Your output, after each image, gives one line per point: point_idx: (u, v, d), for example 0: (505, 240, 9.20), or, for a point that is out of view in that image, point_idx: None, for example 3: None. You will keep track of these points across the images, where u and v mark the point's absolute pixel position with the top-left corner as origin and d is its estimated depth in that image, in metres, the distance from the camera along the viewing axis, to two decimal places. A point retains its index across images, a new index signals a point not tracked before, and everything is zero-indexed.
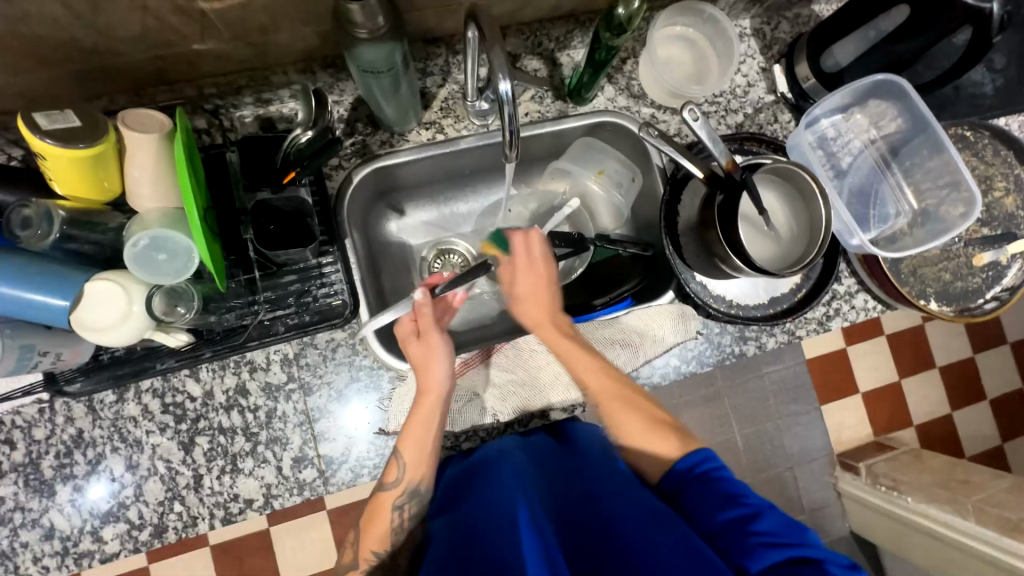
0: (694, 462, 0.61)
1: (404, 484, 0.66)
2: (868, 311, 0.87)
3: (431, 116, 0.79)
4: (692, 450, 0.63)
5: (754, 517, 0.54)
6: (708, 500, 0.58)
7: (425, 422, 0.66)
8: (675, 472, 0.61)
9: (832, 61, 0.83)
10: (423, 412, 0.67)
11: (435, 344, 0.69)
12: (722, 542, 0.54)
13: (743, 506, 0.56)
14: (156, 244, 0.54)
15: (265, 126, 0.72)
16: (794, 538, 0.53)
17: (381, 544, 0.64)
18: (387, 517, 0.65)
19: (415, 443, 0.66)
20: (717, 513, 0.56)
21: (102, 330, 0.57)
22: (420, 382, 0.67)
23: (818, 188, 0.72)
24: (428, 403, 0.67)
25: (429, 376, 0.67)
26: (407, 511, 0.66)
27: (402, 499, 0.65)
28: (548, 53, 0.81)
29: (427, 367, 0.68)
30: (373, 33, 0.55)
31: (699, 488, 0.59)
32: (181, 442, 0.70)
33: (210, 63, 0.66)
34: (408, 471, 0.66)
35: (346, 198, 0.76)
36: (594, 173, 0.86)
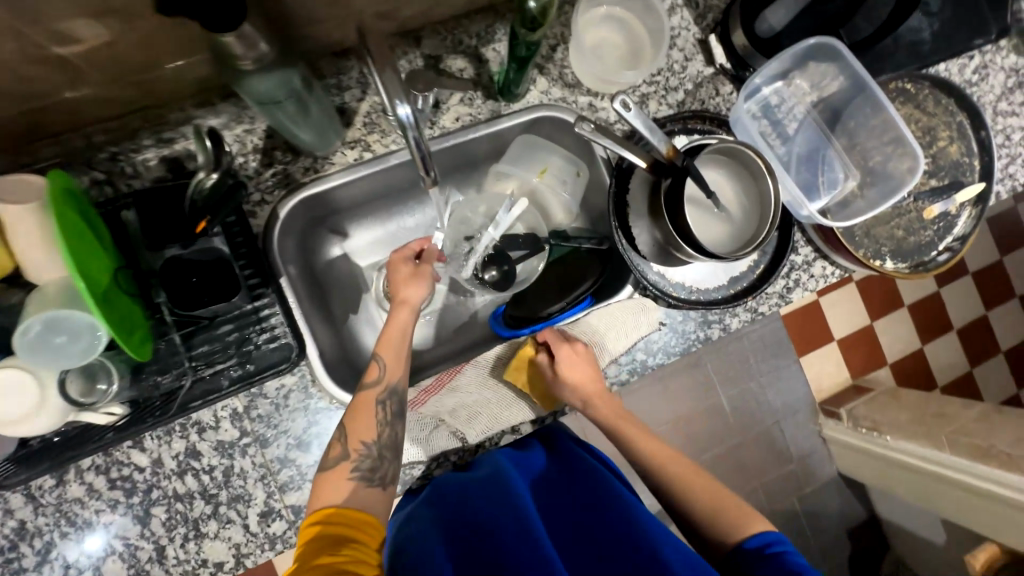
0: (766, 540, 0.57)
1: (383, 381, 0.64)
2: (827, 278, 0.86)
3: (355, 134, 0.74)
4: (761, 530, 0.59)
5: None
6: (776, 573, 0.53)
7: (400, 329, 0.68)
8: (743, 550, 0.57)
9: (766, 26, 0.79)
10: (398, 316, 0.69)
11: (425, 269, 0.73)
12: None
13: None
14: (51, 327, 0.49)
15: (173, 168, 0.66)
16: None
17: (369, 435, 0.61)
18: (371, 408, 0.62)
19: (393, 346, 0.67)
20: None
21: (19, 421, 0.54)
22: (396, 295, 0.70)
23: (765, 165, 0.70)
24: (401, 312, 0.69)
25: (410, 290, 0.71)
26: (389, 409, 0.63)
27: (384, 395, 0.64)
28: (471, 50, 0.76)
29: (408, 281, 0.71)
30: (258, 61, 0.49)
31: (771, 565, 0.54)
32: (136, 516, 0.66)
33: (91, 109, 0.59)
34: (388, 369, 0.65)
35: (275, 235, 0.71)
36: (538, 172, 0.83)
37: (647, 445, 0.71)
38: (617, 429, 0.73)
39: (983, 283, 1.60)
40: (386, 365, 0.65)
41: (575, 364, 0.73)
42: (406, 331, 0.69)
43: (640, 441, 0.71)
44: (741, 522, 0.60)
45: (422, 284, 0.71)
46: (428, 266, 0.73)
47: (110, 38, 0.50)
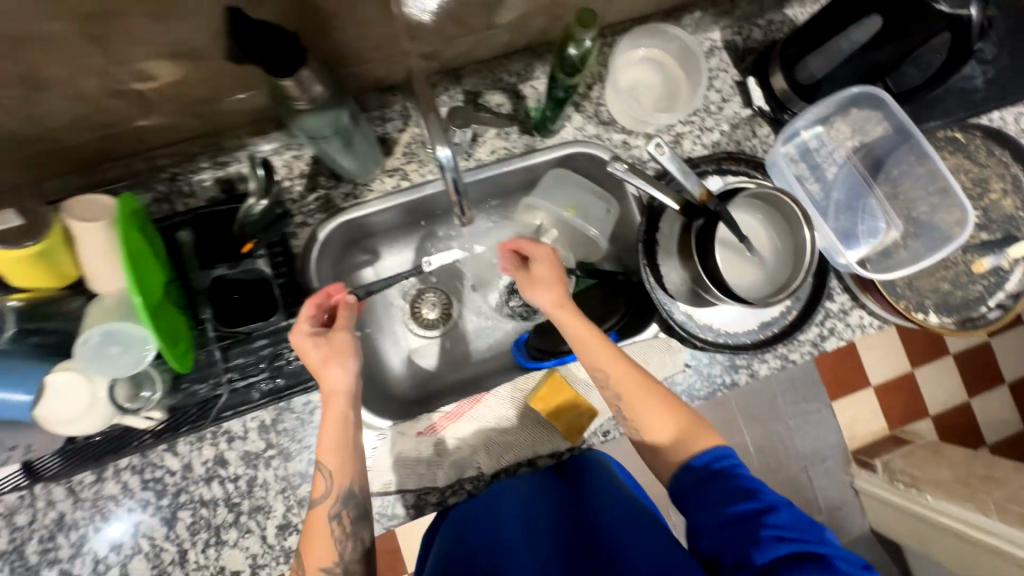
0: (711, 457, 0.57)
1: (334, 492, 0.61)
2: (865, 328, 0.83)
3: (394, 163, 0.77)
4: (713, 446, 0.59)
5: (766, 511, 0.51)
6: (718, 498, 0.53)
7: (335, 427, 0.62)
8: (692, 469, 0.58)
9: (807, 73, 0.77)
10: (330, 416, 0.62)
11: (338, 340, 0.63)
12: (729, 533, 0.51)
13: (756, 500, 0.52)
14: (110, 337, 0.54)
15: (226, 188, 0.71)
16: (810, 534, 0.50)
17: (332, 560, 0.59)
18: (325, 530, 0.60)
19: (331, 443, 0.61)
20: (724, 508, 0.52)
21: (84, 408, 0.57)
22: (322, 387, 0.62)
23: (802, 213, 0.69)
24: (330, 408, 0.61)
25: (330, 377, 0.62)
26: (347, 517, 0.62)
27: (338, 506, 0.61)
28: (510, 87, 0.79)
29: (324, 369, 0.62)
30: (313, 102, 0.53)
31: (709, 483, 0.55)
32: (164, 517, 0.69)
33: (159, 136, 0.64)
34: (335, 478, 0.61)
35: (314, 256, 0.74)
36: (568, 209, 0.81)
37: (652, 410, 0.62)
38: (626, 395, 0.63)
39: None
40: (331, 476, 0.61)
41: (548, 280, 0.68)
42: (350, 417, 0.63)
43: (648, 414, 0.62)
44: (689, 438, 0.60)
45: (344, 365, 0.62)
46: (342, 334, 0.63)
47: (183, 76, 0.55)
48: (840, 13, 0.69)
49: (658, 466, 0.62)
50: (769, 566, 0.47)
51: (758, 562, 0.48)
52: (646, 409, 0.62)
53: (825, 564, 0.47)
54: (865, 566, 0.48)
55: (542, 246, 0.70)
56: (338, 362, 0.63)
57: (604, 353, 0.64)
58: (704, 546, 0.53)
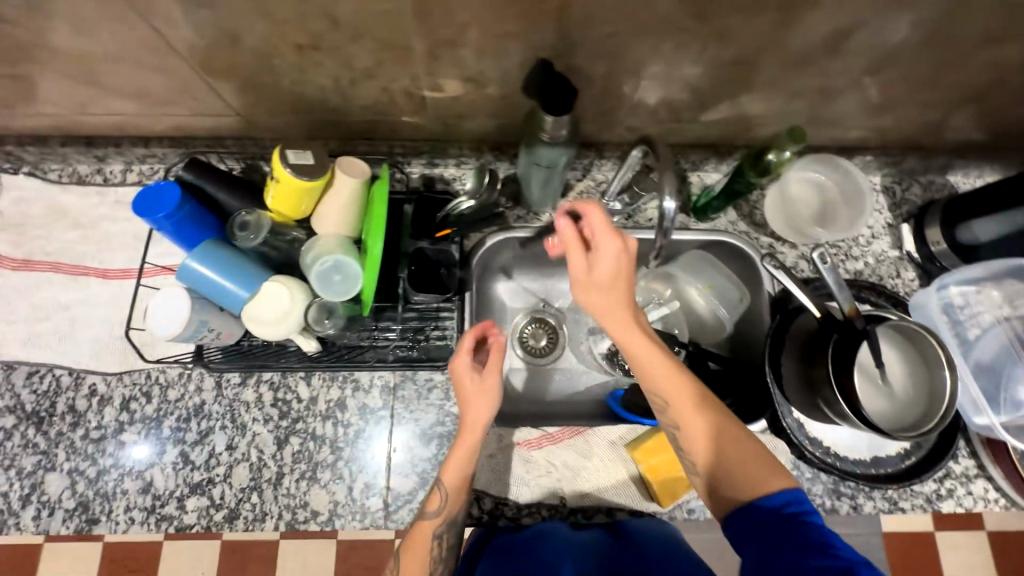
0: (784, 500, 0.55)
1: (444, 513, 0.66)
2: (989, 503, 0.77)
3: (565, 204, 0.89)
4: (782, 488, 0.56)
5: (844, 571, 0.48)
6: (791, 547, 0.51)
7: (464, 457, 0.68)
8: (757, 507, 0.55)
9: (969, 234, 0.82)
10: (461, 447, 0.68)
11: (490, 381, 0.71)
12: None
13: (832, 558, 0.49)
14: (336, 267, 0.66)
15: (427, 184, 0.86)
16: None
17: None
18: (427, 545, 0.65)
19: (454, 472, 0.67)
20: (801, 561, 0.50)
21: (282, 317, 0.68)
22: (464, 417, 0.69)
23: (946, 357, 0.70)
24: (466, 440, 0.68)
25: (474, 411, 0.69)
26: (445, 541, 0.66)
27: (441, 529, 0.66)
28: (681, 171, 0.89)
29: (472, 403, 0.69)
30: (554, 138, 0.66)
31: (780, 528, 0.53)
32: (277, 437, 0.76)
33: (407, 131, 0.80)
34: (448, 501, 0.67)
35: (475, 258, 0.85)
36: (702, 286, 0.91)
37: (694, 429, 0.61)
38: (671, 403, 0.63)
39: None
40: (446, 496, 0.67)
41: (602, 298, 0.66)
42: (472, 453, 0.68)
43: (689, 426, 0.61)
44: (749, 477, 0.57)
45: (488, 405, 0.69)
46: (493, 377, 0.70)
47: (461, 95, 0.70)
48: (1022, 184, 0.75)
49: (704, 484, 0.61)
50: None
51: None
52: (709, 450, 0.60)
53: None
54: None
55: (618, 239, 0.65)
56: (483, 401, 0.69)
57: (658, 368, 0.64)
58: None
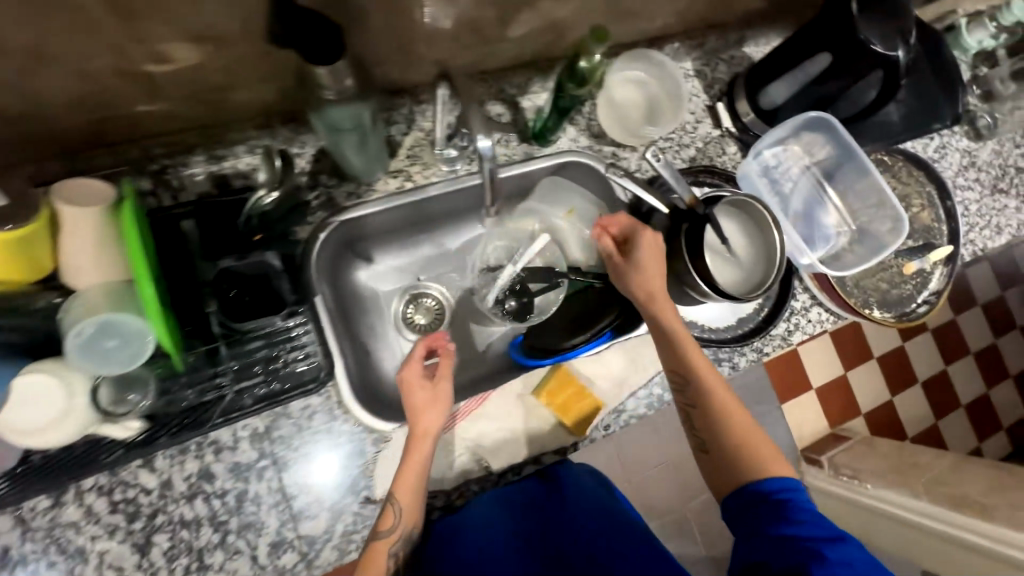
0: (774, 488, 0.65)
1: (399, 529, 0.63)
2: (823, 323, 0.93)
3: (398, 164, 0.78)
4: (780, 475, 0.66)
5: (828, 540, 0.60)
6: (770, 519, 0.63)
7: (418, 467, 0.66)
8: (749, 492, 0.66)
9: (769, 100, 0.89)
10: (415, 455, 0.66)
11: (440, 389, 0.70)
12: (786, 554, 0.60)
13: (825, 531, 0.61)
14: (105, 330, 0.49)
15: (219, 183, 0.68)
16: (865, 574, 0.58)
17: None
18: (384, 563, 0.61)
19: (409, 481, 0.65)
20: (781, 528, 0.62)
21: (53, 419, 0.52)
22: (414, 425, 0.67)
23: (769, 215, 0.79)
24: (419, 447, 0.66)
25: (427, 419, 0.68)
26: (399, 557, 0.64)
27: (396, 545, 0.63)
28: (510, 98, 0.83)
29: (423, 411, 0.68)
30: (341, 94, 0.54)
31: (766, 506, 0.64)
32: (135, 544, 0.61)
33: (155, 124, 0.61)
34: (403, 516, 0.64)
35: (313, 255, 0.73)
36: (564, 212, 0.91)
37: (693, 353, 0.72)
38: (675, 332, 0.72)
39: (944, 339, 1.74)
40: (402, 513, 0.64)
41: (652, 261, 0.74)
42: (428, 459, 0.67)
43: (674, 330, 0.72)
44: (761, 466, 0.67)
45: (441, 410, 0.68)
46: (445, 383, 0.70)
47: (201, 61, 0.53)
48: (807, 39, 0.80)
49: (720, 476, 0.70)
50: None
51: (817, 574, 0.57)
52: (705, 384, 0.70)
53: None
54: None
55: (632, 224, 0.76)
56: (434, 409, 0.69)
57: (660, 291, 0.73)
58: (754, 552, 0.63)
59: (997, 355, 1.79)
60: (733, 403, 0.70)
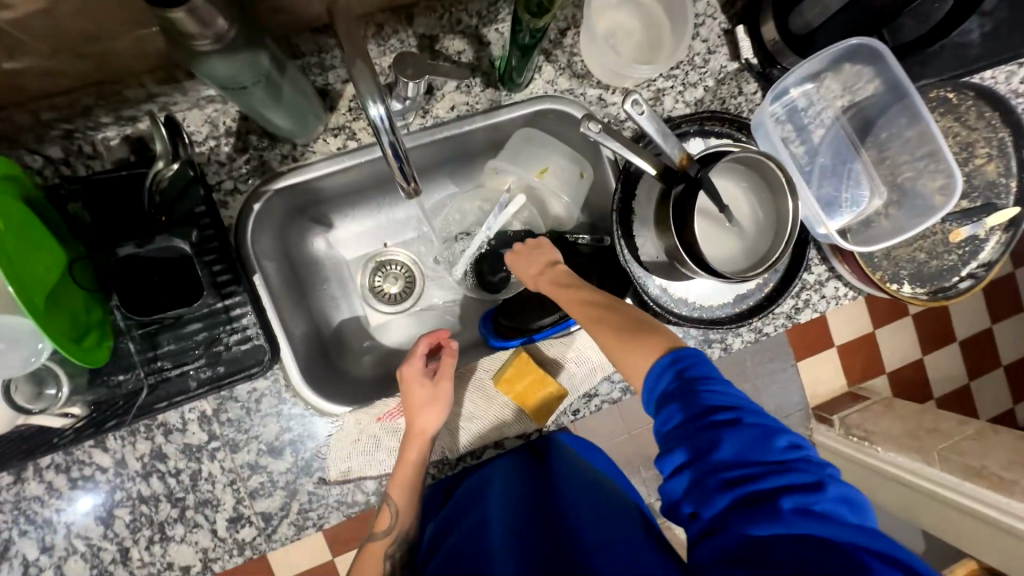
0: (672, 364, 0.53)
1: (394, 531, 0.66)
2: (839, 300, 0.81)
3: (339, 119, 0.67)
4: (673, 348, 0.55)
5: (733, 431, 0.47)
6: (688, 411, 0.49)
7: (412, 469, 0.66)
8: (661, 383, 0.52)
9: (803, 23, 0.69)
10: (409, 455, 0.66)
11: (440, 389, 0.67)
12: (685, 477, 0.48)
13: (726, 426, 0.48)
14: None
15: (137, 148, 0.61)
16: (763, 458, 0.47)
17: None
18: (380, 564, 0.65)
19: (403, 482, 0.65)
20: (688, 431, 0.49)
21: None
22: (411, 425, 0.66)
23: (786, 178, 0.64)
24: (414, 447, 0.66)
25: (423, 420, 0.66)
26: (395, 562, 0.65)
27: (392, 548, 0.66)
28: (471, 30, 0.68)
29: (416, 412, 0.66)
30: (220, 43, 0.43)
31: (686, 393, 0.51)
32: (99, 517, 0.64)
33: (37, 84, 0.53)
34: (398, 517, 0.65)
35: (250, 228, 0.66)
36: (538, 172, 0.76)
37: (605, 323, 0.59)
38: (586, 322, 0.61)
39: (994, 300, 1.55)
40: (397, 513, 0.65)
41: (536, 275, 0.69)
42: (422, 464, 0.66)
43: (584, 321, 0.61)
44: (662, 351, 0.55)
45: (437, 413, 0.66)
46: (445, 383, 0.67)
47: (47, 5, 0.43)
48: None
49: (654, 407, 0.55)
50: (726, 521, 0.46)
51: (710, 514, 0.47)
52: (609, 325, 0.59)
53: (776, 505, 0.45)
54: (830, 494, 0.46)
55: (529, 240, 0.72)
56: (432, 410, 0.66)
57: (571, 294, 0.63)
58: (667, 490, 0.50)
59: None
60: (634, 313, 0.60)
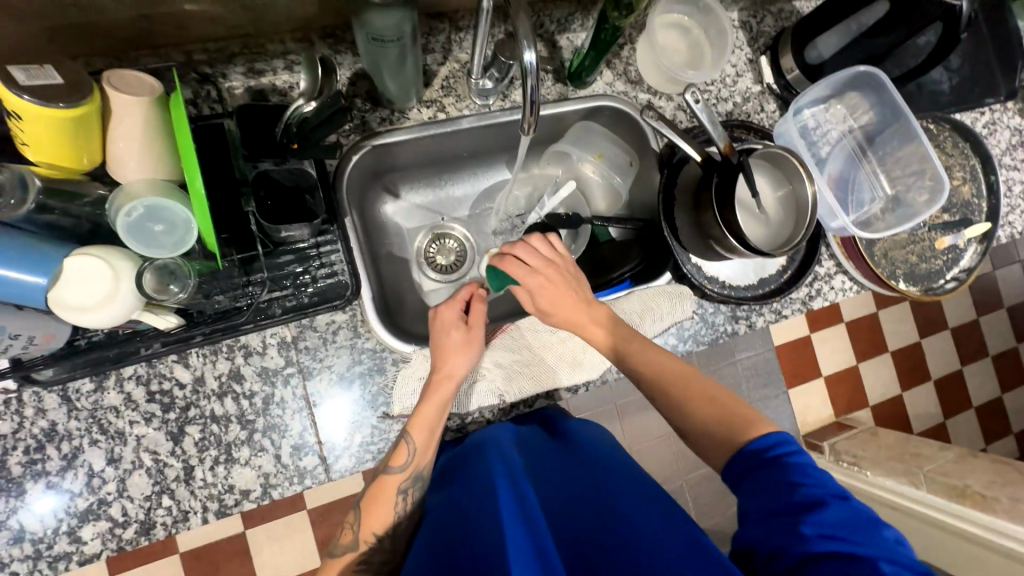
0: (768, 444, 0.59)
1: (410, 468, 0.67)
2: (846, 292, 0.92)
3: (432, 94, 0.78)
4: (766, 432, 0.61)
5: (816, 506, 0.53)
6: (770, 486, 0.56)
7: (434, 410, 0.68)
8: (745, 454, 0.60)
9: (816, 53, 0.86)
10: (438, 397, 0.68)
11: (473, 334, 0.72)
12: (773, 522, 0.54)
13: (807, 497, 0.53)
14: (152, 214, 0.53)
15: (257, 98, 0.68)
16: (858, 535, 0.51)
17: (383, 526, 0.67)
18: (392, 499, 0.67)
19: (426, 422, 0.68)
20: (774, 500, 0.55)
21: (82, 311, 0.53)
22: (439, 365, 0.70)
23: (805, 171, 0.77)
24: (440, 389, 0.68)
25: (450, 363, 0.70)
26: (410, 496, 0.68)
27: (407, 484, 0.67)
28: (549, 35, 0.82)
29: (449, 352, 0.70)
30: None
31: (768, 470, 0.57)
32: (170, 432, 0.65)
33: (199, 27, 0.62)
34: (416, 455, 0.67)
35: (346, 177, 0.74)
36: (593, 157, 0.88)
37: (666, 366, 0.69)
38: (668, 383, 0.68)
39: (963, 336, 1.71)
40: (414, 451, 0.67)
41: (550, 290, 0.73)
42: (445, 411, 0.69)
43: (635, 352, 0.70)
44: (739, 429, 0.63)
45: (465, 358, 0.70)
46: (477, 330, 0.72)
47: None
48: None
49: (714, 449, 0.64)
50: (809, 560, 0.50)
51: (797, 553, 0.51)
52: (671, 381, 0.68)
53: (869, 565, 0.48)
54: (917, 571, 0.49)
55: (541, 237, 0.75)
56: (464, 353, 0.71)
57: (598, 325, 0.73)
58: (748, 532, 0.56)
59: (1017, 360, 1.75)
60: (713, 385, 0.68)
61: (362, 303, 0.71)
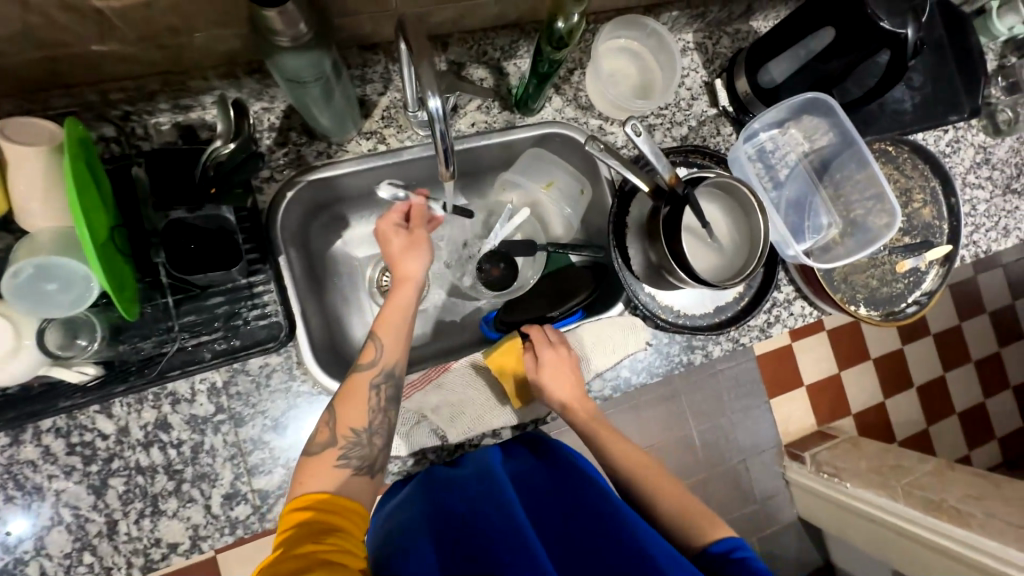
0: (729, 546, 0.59)
1: (382, 363, 0.63)
2: (806, 317, 0.91)
3: (372, 125, 0.76)
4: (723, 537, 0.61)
5: None
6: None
7: (400, 307, 0.67)
8: (709, 555, 0.60)
9: (768, 77, 0.85)
10: (399, 295, 0.67)
11: (417, 238, 0.70)
12: None
13: None
14: (44, 272, 0.51)
15: (185, 135, 0.68)
16: None
17: (360, 423, 0.61)
18: (365, 394, 0.62)
19: (391, 322, 0.65)
20: None
21: None
22: (395, 273, 0.68)
23: (757, 202, 0.74)
24: (403, 289, 0.67)
25: (409, 265, 0.68)
26: (384, 393, 0.63)
27: (379, 379, 0.63)
28: (494, 62, 0.80)
29: (404, 257, 0.68)
30: (296, 41, 0.51)
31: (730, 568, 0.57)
32: (92, 486, 0.63)
33: (113, 66, 0.59)
34: (385, 352, 0.64)
35: (280, 213, 0.71)
36: (543, 185, 0.85)
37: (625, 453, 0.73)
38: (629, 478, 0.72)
39: (944, 346, 1.70)
40: (383, 348, 0.64)
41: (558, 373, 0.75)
42: (407, 307, 0.67)
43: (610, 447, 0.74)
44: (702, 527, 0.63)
45: (421, 253, 0.68)
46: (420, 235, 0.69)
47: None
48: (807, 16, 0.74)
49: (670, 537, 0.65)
50: None
51: None
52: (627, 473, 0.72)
53: None
54: None
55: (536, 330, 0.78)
56: (415, 256, 0.68)
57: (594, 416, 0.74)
58: None
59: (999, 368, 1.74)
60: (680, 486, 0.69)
61: (300, 349, 0.69)
